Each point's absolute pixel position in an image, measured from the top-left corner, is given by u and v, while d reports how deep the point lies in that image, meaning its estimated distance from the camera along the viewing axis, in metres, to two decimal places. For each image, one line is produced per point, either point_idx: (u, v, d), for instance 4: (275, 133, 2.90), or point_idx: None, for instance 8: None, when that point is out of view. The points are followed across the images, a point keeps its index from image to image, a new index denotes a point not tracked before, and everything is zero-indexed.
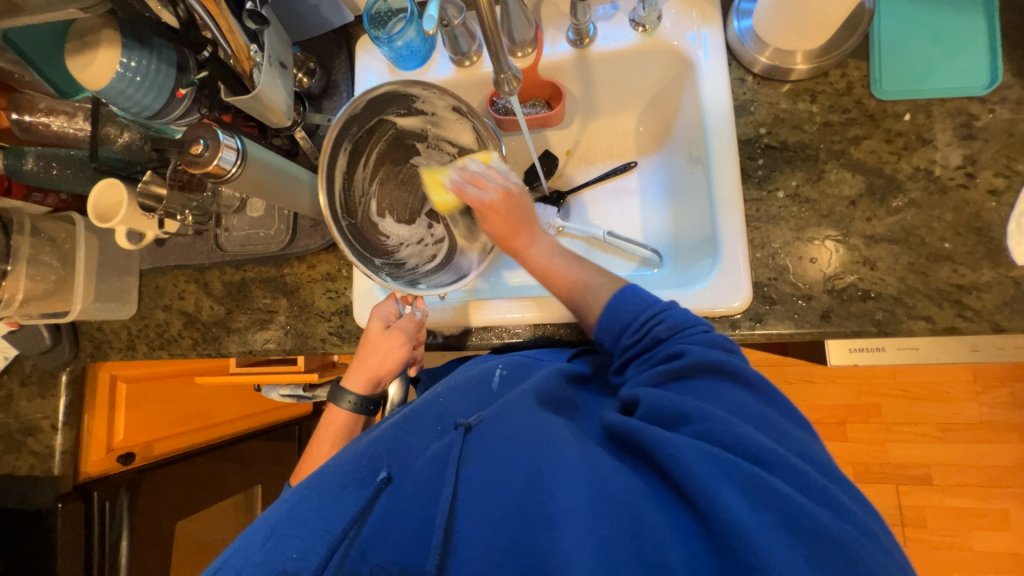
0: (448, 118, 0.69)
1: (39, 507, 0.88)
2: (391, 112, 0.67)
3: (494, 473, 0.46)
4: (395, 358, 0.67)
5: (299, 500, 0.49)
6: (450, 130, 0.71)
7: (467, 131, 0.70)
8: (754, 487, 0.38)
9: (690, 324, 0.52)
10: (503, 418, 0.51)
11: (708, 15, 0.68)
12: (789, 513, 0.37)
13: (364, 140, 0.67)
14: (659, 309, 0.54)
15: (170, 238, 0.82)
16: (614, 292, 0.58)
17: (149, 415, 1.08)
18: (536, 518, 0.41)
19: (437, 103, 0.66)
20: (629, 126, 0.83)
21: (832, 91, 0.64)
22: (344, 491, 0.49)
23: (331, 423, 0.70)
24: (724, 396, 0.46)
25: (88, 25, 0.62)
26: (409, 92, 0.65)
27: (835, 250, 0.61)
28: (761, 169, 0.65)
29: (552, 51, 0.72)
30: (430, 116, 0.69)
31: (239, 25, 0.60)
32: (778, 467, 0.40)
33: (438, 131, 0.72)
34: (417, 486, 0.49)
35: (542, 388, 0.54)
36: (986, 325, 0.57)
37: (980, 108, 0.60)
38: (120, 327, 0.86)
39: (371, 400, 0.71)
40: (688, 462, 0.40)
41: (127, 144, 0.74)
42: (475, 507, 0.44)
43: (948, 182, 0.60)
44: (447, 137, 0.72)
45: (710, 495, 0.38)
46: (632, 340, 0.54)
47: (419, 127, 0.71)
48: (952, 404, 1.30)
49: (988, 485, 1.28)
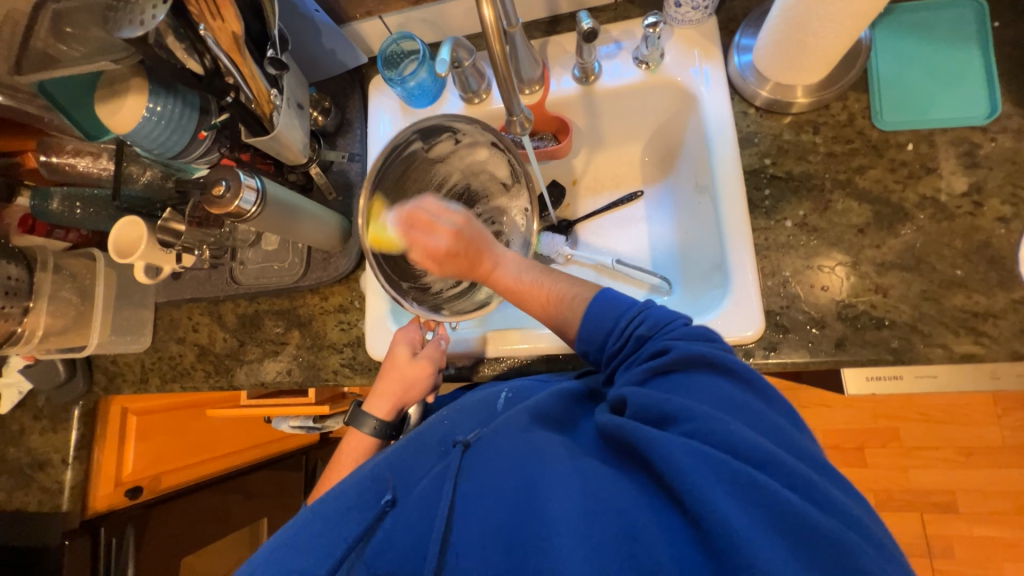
0: (487, 153, 0.73)
1: (44, 544, 0.87)
2: (433, 141, 0.70)
3: (490, 485, 0.46)
4: (422, 386, 0.68)
5: (305, 521, 0.50)
6: (488, 164, 0.74)
7: (503, 166, 0.73)
8: (747, 487, 0.37)
9: (669, 322, 0.51)
10: (502, 432, 0.51)
11: (709, 52, 0.70)
12: (782, 511, 0.35)
13: (402, 170, 0.70)
14: (637, 311, 0.53)
15: (186, 271, 0.83)
16: (591, 300, 0.57)
17: (158, 447, 1.08)
18: (530, 527, 0.41)
19: (478, 139, 0.70)
20: (634, 156, 0.85)
21: (834, 122, 0.65)
22: (348, 514, 0.50)
23: (351, 449, 0.70)
24: (714, 392, 0.44)
25: (118, 74, 0.66)
26: (451, 127, 0.68)
27: (845, 276, 0.61)
28: (767, 200, 0.66)
29: (558, 87, 0.75)
30: (467, 149, 0.73)
31: (261, 71, 0.63)
32: (770, 466, 0.38)
33: (477, 163, 0.75)
34: (418, 504, 0.48)
35: (542, 406, 0.54)
36: (1004, 352, 0.57)
37: (982, 137, 0.61)
38: (133, 360, 0.86)
39: (391, 425, 0.70)
40: (679, 463, 0.38)
41: (148, 182, 0.77)
42: (471, 518, 0.44)
43: (956, 209, 0.60)
44: (485, 168, 0.75)
45: (700, 495, 0.37)
46: (615, 346, 0.53)
47: (457, 157, 0.74)
48: (973, 427, 1.26)
49: (1019, 513, 1.23)
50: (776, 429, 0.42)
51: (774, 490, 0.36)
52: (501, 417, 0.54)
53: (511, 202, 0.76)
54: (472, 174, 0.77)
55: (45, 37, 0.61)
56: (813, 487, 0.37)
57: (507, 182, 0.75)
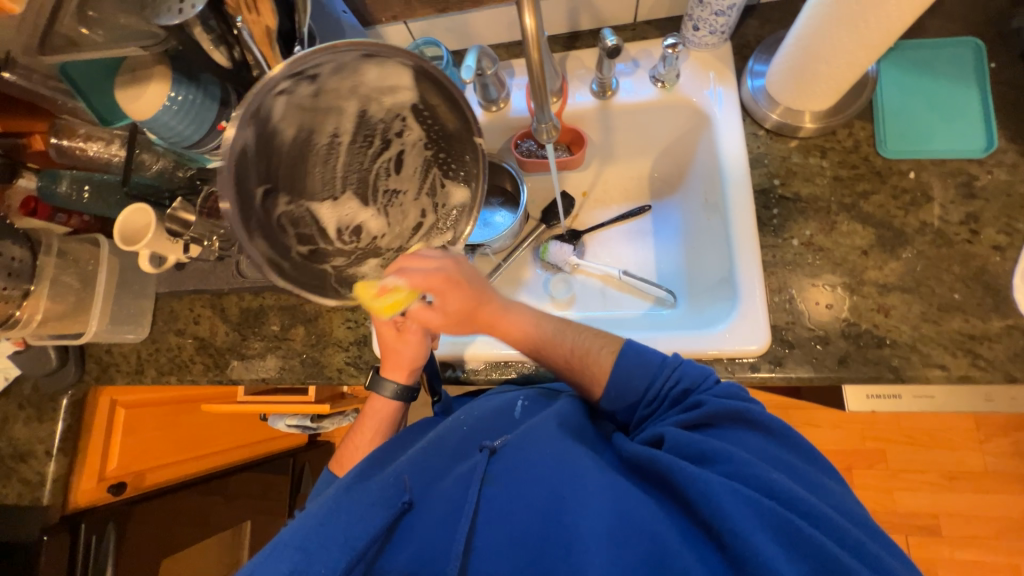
0: (377, 72, 0.49)
1: (21, 539, 0.83)
2: (292, 102, 0.47)
3: (517, 496, 0.46)
4: (415, 356, 0.66)
5: (330, 513, 0.47)
6: (388, 89, 0.51)
7: (408, 78, 0.51)
8: (787, 529, 0.38)
9: (703, 379, 0.54)
10: (535, 443, 0.50)
11: (724, 75, 0.73)
12: (829, 562, 0.36)
13: (280, 166, 0.49)
14: (670, 368, 0.55)
15: (191, 262, 0.83)
16: (617, 358, 0.58)
17: (143, 443, 1.04)
18: (561, 544, 0.41)
19: (342, 60, 0.46)
20: (644, 171, 0.87)
21: (841, 148, 0.68)
22: (372, 508, 0.48)
23: (376, 411, 0.68)
24: (748, 444, 0.47)
25: (141, 61, 0.65)
26: (293, 72, 0.44)
27: (845, 295, 0.63)
28: (776, 219, 0.68)
29: (575, 101, 0.77)
30: (340, 85, 0.48)
31: (287, 67, 0.63)
32: (812, 517, 0.39)
33: (368, 93, 0.50)
34: (444, 504, 0.48)
35: (564, 418, 0.55)
36: (999, 375, 0.59)
37: (979, 170, 0.64)
38: (129, 351, 0.85)
39: (411, 388, 0.68)
40: (723, 504, 0.39)
41: (159, 171, 0.77)
42: (498, 530, 0.44)
43: (954, 236, 0.63)
44: (384, 95, 0.52)
45: (741, 532, 0.37)
46: (648, 410, 0.56)
47: (329, 99, 0.49)
48: (956, 452, 1.29)
49: (998, 538, 1.26)
50: (820, 487, 0.44)
51: (823, 545, 0.37)
52: (527, 425, 0.54)
53: (445, 117, 0.55)
54: (366, 108, 0.52)
55: (69, 20, 0.61)
56: (863, 547, 0.38)
57: (421, 100, 0.53)
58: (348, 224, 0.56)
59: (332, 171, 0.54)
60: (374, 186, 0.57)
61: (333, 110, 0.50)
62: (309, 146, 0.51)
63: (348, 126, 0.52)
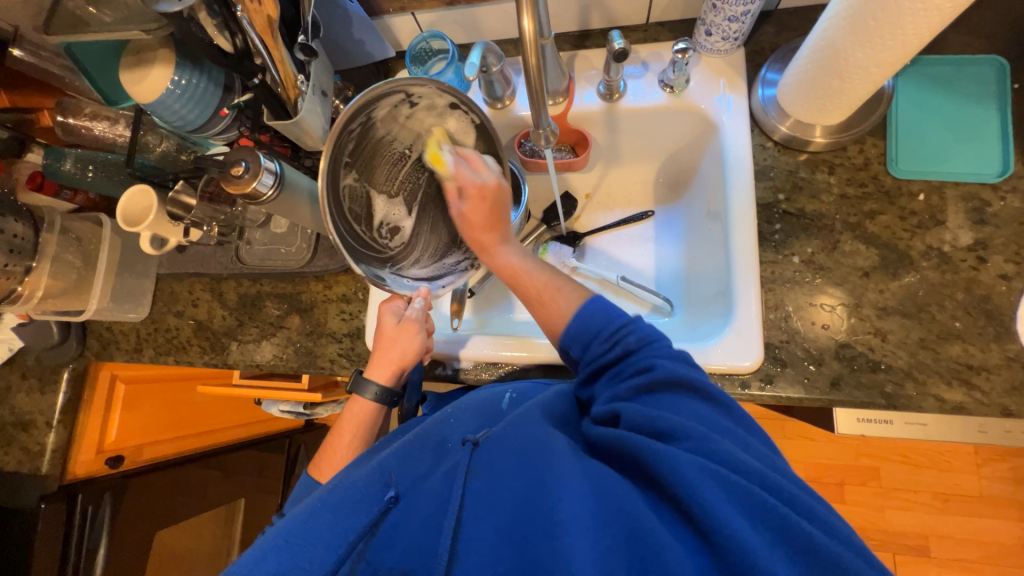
0: (457, 121, 0.61)
1: (18, 506, 0.85)
2: (385, 112, 0.56)
3: (501, 486, 0.44)
4: (414, 348, 0.66)
5: (313, 512, 0.46)
6: (459, 135, 0.62)
7: (473, 136, 0.62)
8: (755, 504, 0.37)
9: (657, 339, 0.53)
10: (513, 430, 0.49)
11: (735, 83, 0.71)
12: (791, 533, 0.36)
13: (359, 151, 0.57)
14: (625, 321, 0.54)
15: (192, 245, 0.84)
16: (584, 302, 0.57)
17: (142, 417, 1.07)
18: (541, 531, 0.40)
19: (437, 102, 0.58)
20: (649, 176, 0.85)
21: (849, 165, 0.67)
22: (355, 504, 0.46)
23: (353, 414, 0.68)
24: (721, 419, 0.46)
25: (144, 43, 0.65)
26: (405, 91, 0.55)
27: (844, 316, 0.62)
28: (777, 234, 0.67)
29: (581, 101, 0.75)
30: (426, 116, 0.60)
31: (289, 56, 0.63)
32: (779, 491, 0.39)
33: (444, 132, 0.62)
34: (428, 500, 0.46)
35: (551, 407, 0.53)
36: (994, 409, 0.58)
37: (992, 195, 0.62)
38: (129, 330, 0.86)
39: (394, 391, 0.68)
40: (693, 480, 0.39)
41: (163, 153, 0.78)
42: (481, 518, 0.43)
43: (960, 262, 0.61)
44: (454, 139, 0.63)
45: (714, 512, 0.37)
46: (600, 351, 0.54)
47: (415, 122, 0.60)
48: (952, 474, 1.28)
49: (986, 562, 1.25)
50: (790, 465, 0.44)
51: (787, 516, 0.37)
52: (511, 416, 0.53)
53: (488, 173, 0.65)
54: (436, 143, 0.62)
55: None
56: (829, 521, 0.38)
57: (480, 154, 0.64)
58: (388, 223, 0.62)
59: (392, 175, 0.62)
60: (421, 204, 0.65)
61: (414, 132, 0.60)
62: (385, 151, 0.60)
63: (418, 148, 0.62)
